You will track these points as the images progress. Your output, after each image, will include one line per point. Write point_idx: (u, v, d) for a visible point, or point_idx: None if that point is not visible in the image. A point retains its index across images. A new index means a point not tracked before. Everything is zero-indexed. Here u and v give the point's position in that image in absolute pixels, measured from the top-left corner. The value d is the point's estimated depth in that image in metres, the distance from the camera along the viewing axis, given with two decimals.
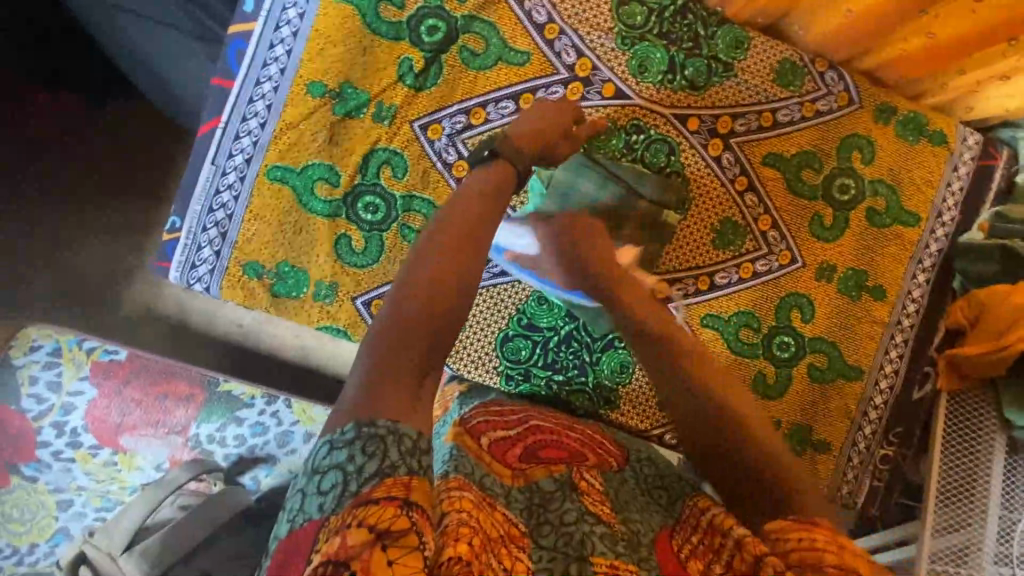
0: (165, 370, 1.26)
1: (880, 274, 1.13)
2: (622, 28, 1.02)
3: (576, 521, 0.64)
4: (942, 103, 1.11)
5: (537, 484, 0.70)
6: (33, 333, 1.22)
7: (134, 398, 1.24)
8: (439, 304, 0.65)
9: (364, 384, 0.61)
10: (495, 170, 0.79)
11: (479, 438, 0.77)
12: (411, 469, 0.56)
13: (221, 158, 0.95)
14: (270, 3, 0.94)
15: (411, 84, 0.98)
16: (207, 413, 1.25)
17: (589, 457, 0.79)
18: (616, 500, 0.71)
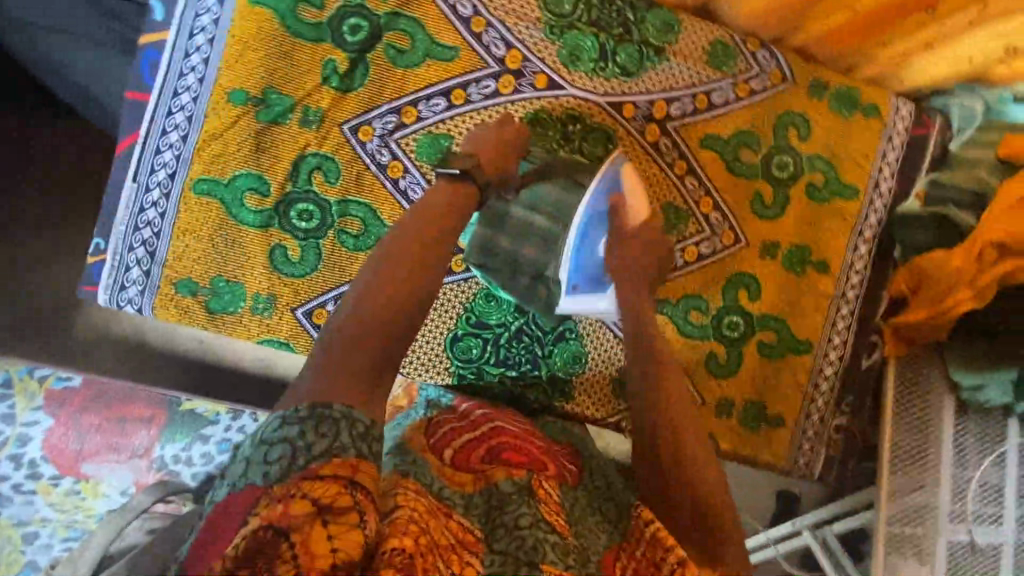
0: (121, 394, 1.24)
1: (822, 248, 1.15)
2: (549, 17, 1.00)
3: (529, 527, 0.62)
4: (874, 75, 1.13)
5: (496, 485, 0.69)
6: None
7: (91, 423, 1.20)
8: (400, 302, 0.67)
9: (320, 375, 0.60)
10: (458, 186, 0.80)
11: (442, 451, 0.76)
12: (361, 453, 0.55)
13: (143, 174, 0.92)
14: (182, 10, 0.90)
15: (336, 86, 0.96)
16: (170, 433, 1.23)
17: (550, 466, 0.76)
18: (571, 508, 0.72)
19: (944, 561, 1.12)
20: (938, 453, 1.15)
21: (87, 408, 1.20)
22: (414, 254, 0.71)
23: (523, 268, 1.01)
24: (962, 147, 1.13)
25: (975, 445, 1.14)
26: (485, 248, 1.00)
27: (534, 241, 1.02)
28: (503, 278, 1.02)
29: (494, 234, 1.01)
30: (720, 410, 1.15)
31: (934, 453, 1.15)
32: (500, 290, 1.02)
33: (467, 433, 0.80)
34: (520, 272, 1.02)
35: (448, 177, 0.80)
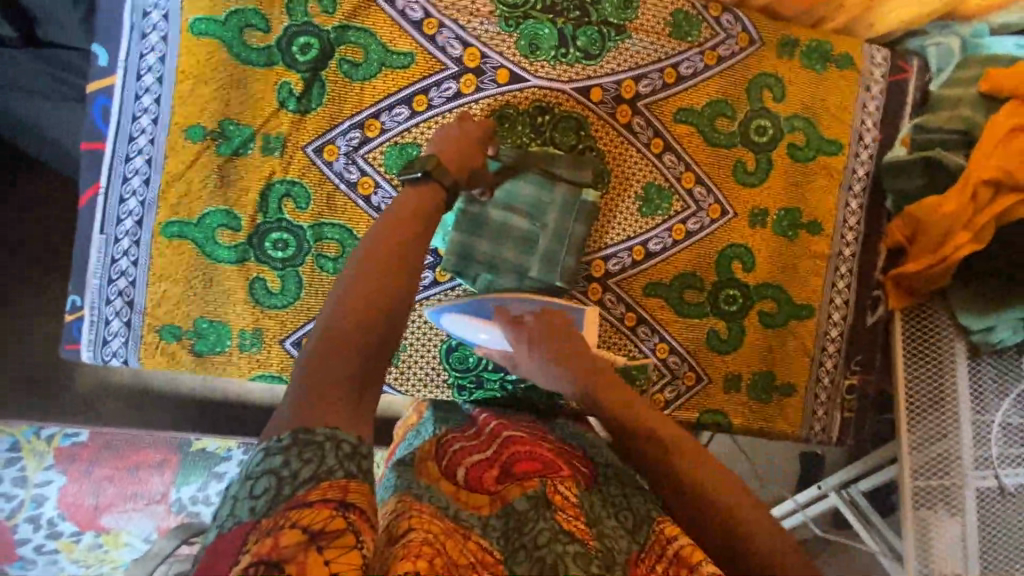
0: (129, 442, 1.23)
1: (813, 209, 1.12)
2: (502, 9, 0.97)
3: (548, 543, 0.60)
4: (844, 25, 1.10)
5: (513, 505, 0.66)
6: None
7: (105, 475, 1.20)
8: (371, 311, 0.63)
9: (302, 397, 0.57)
10: (423, 193, 0.77)
11: (455, 473, 0.75)
12: (350, 472, 0.52)
13: (109, 225, 0.90)
14: (128, 53, 0.88)
15: (293, 109, 0.93)
16: (184, 475, 1.23)
17: (565, 468, 0.75)
18: (590, 509, 0.68)
19: (973, 509, 1.10)
20: (955, 400, 1.13)
21: (99, 462, 1.21)
22: (383, 261, 0.67)
23: (504, 267, 1.00)
24: (943, 88, 1.10)
25: (992, 387, 1.12)
26: (465, 252, 0.98)
27: (515, 241, 1.00)
28: (487, 283, 1.00)
29: (472, 238, 0.98)
30: (728, 386, 1.12)
31: (951, 401, 1.13)
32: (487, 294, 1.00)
33: (479, 452, 0.79)
34: (503, 273, 1.00)
35: (410, 182, 0.78)
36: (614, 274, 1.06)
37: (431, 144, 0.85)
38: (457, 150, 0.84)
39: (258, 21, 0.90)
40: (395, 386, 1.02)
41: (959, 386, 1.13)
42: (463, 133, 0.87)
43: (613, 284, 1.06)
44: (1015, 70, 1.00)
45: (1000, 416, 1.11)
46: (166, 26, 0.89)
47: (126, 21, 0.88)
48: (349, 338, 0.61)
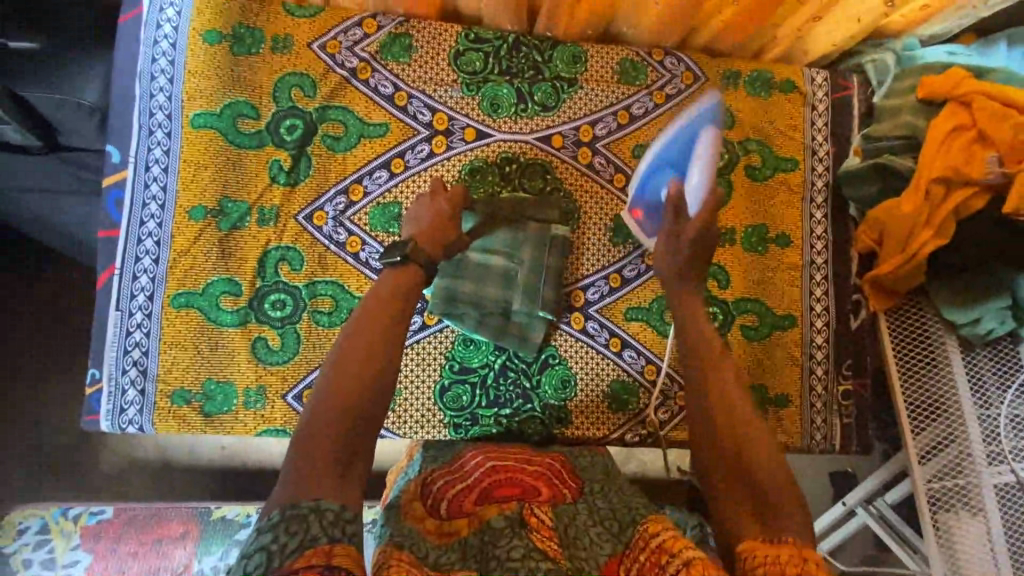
0: (151, 516, 1.28)
1: (779, 223, 1.17)
2: (464, 77, 1.09)
3: (520, 557, 0.69)
4: (781, 54, 1.19)
5: (488, 523, 0.76)
6: (18, 516, 1.24)
7: (130, 550, 1.24)
8: (356, 392, 0.70)
9: (292, 476, 0.64)
10: (402, 274, 0.83)
11: (439, 507, 0.85)
12: (333, 537, 0.59)
13: (124, 301, 0.99)
14: (137, 150, 1.01)
15: (284, 182, 1.03)
16: (205, 545, 1.26)
17: (543, 490, 0.86)
18: (565, 533, 0.76)
19: (996, 508, 1.07)
20: (957, 397, 1.12)
21: (123, 538, 1.25)
22: (369, 345, 0.74)
23: (486, 304, 1.05)
24: (885, 99, 1.15)
25: (993, 380, 1.11)
26: (450, 295, 1.04)
27: (495, 279, 1.07)
28: (473, 322, 1.05)
29: (455, 279, 1.04)
30: None
31: (952, 398, 1.12)
32: (473, 332, 1.06)
33: (463, 480, 0.89)
34: (487, 312, 1.06)
35: (390, 266, 0.85)
36: (593, 303, 1.11)
37: (410, 215, 0.95)
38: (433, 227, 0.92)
39: (250, 110, 1.03)
40: (395, 431, 1.06)
41: (958, 382, 1.12)
42: (438, 198, 0.96)
43: (594, 313, 1.11)
44: (946, 76, 1.06)
45: (1008, 409, 1.09)
46: (171, 123, 1.01)
47: (134, 123, 1.01)
48: (335, 419, 0.68)
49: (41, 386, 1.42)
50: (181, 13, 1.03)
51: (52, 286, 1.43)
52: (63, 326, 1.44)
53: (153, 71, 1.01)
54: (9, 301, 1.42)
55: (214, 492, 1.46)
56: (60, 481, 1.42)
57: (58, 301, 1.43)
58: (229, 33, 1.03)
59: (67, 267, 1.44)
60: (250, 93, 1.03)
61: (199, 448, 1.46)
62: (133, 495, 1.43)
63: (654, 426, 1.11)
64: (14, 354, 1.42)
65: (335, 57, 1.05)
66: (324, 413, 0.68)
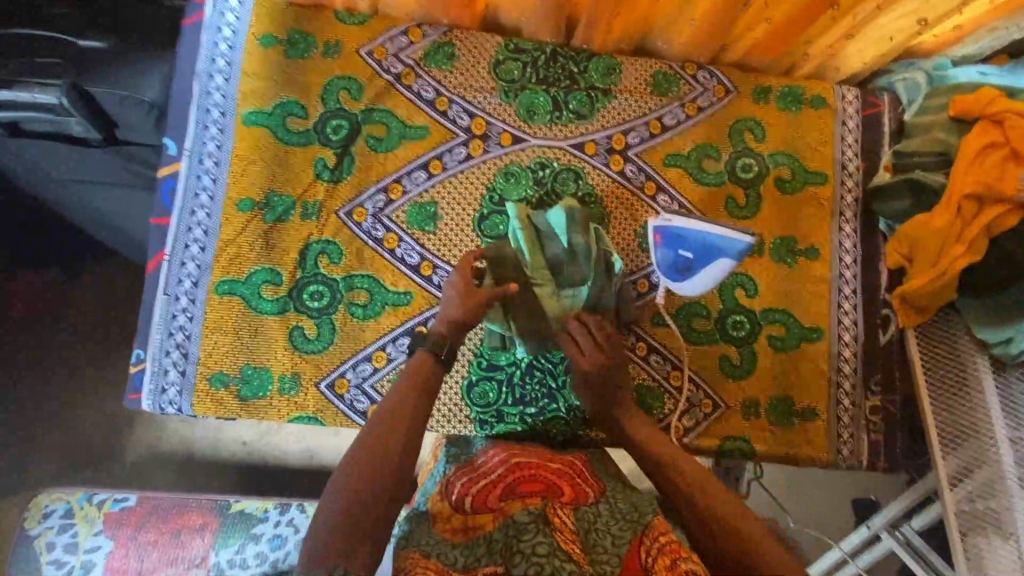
0: (175, 505, 1.31)
1: (807, 235, 1.18)
2: (503, 84, 1.13)
3: (547, 554, 0.73)
4: (812, 71, 1.22)
5: (513, 518, 0.79)
6: (46, 499, 1.28)
7: (150, 540, 1.26)
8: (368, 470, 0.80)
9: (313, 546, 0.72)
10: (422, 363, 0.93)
11: (464, 502, 0.87)
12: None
13: (171, 286, 1.03)
14: (192, 143, 1.06)
15: (328, 178, 1.08)
16: (224, 538, 1.28)
17: (566, 490, 0.88)
18: (586, 539, 0.79)
19: None
20: (987, 418, 1.10)
21: (144, 527, 1.28)
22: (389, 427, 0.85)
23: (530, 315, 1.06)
24: (917, 116, 1.17)
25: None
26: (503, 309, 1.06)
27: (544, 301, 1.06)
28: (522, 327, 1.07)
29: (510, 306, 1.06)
30: (747, 412, 1.13)
31: (982, 418, 1.11)
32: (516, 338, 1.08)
33: (487, 474, 0.90)
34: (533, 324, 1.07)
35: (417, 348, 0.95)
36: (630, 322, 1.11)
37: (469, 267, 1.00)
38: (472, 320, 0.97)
39: (299, 109, 1.08)
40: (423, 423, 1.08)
41: (988, 402, 1.11)
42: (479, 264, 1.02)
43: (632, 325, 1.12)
44: (976, 96, 1.07)
45: None
46: (224, 119, 1.07)
47: (191, 118, 1.07)
48: (355, 496, 0.77)
49: (78, 370, 1.48)
50: (240, 17, 1.09)
51: (100, 273, 1.50)
52: (105, 314, 1.49)
53: (211, 70, 1.07)
54: (59, 287, 1.49)
55: (236, 483, 1.49)
56: (90, 465, 1.47)
57: (104, 289, 1.50)
58: (283, 38, 1.09)
59: (114, 257, 1.50)
60: (300, 94, 1.08)
61: (223, 441, 1.49)
62: (156, 487, 1.47)
63: (679, 432, 1.11)
64: (58, 338, 1.48)
65: (381, 63, 1.11)
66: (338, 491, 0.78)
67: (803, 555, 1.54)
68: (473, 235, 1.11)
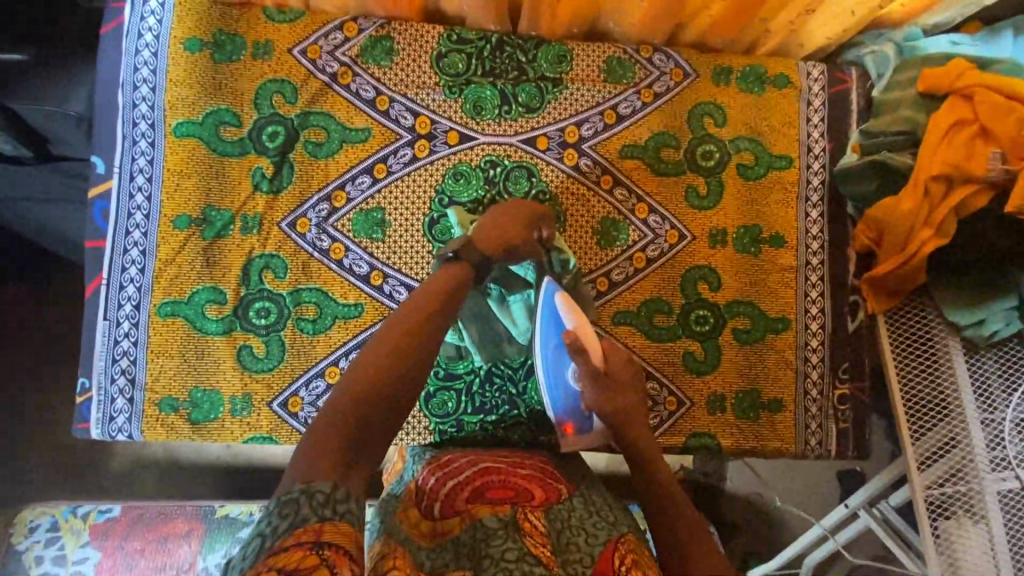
0: (159, 513, 1.26)
1: (773, 223, 1.14)
2: (446, 79, 1.07)
3: (516, 560, 0.71)
4: (775, 48, 1.15)
5: (482, 521, 0.77)
6: (30, 514, 1.23)
7: (138, 549, 1.21)
8: (389, 371, 0.74)
9: (300, 460, 0.67)
10: (453, 271, 0.85)
11: (432, 508, 0.82)
12: (323, 517, 0.61)
13: (112, 311, 1.00)
14: (122, 159, 1.01)
15: (267, 189, 1.03)
16: (210, 543, 1.23)
17: (537, 493, 0.84)
18: (558, 541, 0.76)
19: (998, 515, 1.04)
20: (959, 400, 1.08)
21: (131, 536, 1.22)
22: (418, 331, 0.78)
23: (488, 323, 1.03)
24: (885, 92, 1.11)
25: (999, 383, 1.08)
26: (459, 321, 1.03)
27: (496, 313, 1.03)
28: (480, 337, 1.03)
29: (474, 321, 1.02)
30: (712, 407, 1.11)
31: (954, 400, 1.09)
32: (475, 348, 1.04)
33: (455, 474, 0.87)
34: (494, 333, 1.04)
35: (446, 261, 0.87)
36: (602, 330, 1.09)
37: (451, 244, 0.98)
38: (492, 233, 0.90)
39: (231, 117, 1.03)
40: None
41: (961, 385, 1.09)
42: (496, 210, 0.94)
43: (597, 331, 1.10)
44: (947, 68, 1.02)
45: (1013, 412, 1.06)
46: (153, 133, 1.02)
47: (118, 132, 1.01)
48: (353, 412, 0.70)
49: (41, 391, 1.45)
50: (162, 21, 1.02)
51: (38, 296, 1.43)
52: (58, 333, 1.44)
53: (135, 80, 1.01)
54: (4, 310, 1.43)
55: (218, 489, 1.45)
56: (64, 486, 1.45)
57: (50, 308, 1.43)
58: (210, 41, 1.03)
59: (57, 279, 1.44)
60: (231, 100, 1.03)
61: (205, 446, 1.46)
62: (141, 491, 1.44)
63: None
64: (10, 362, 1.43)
65: (316, 62, 1.04)
66: (352, 392, 0.71)
67: (784, 535, 1.54)
68: (424, 239, 1.06)
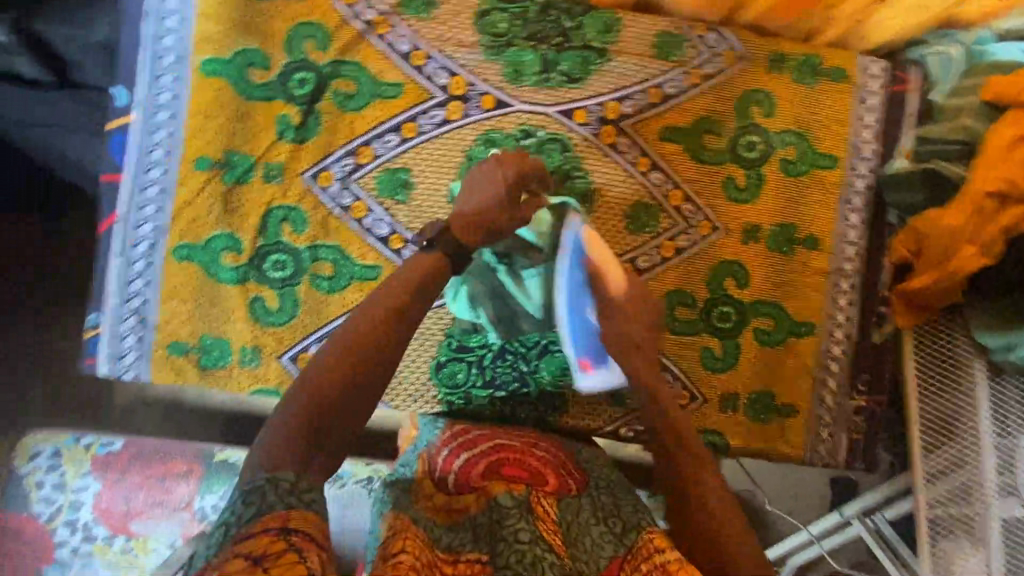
0: (158, 451, 1.24)
1: (810, 224, 1.09)
2: (486, 39, 1.02)
3: (529, 539, 0.70)
4: (836, 38, 1.08)
5: (497, 501, 0.76)
6: (31, 441, 1.23)
7: (136, 483, 1.22)
8: (360, 356, 0.72)
9: (263, 452, 0.62)
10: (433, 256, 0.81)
11: (445, 479, 0.84)
12: (290, 504, 0.57)
13: (126, 249, 0.98)
14: (144, 93, 0.97)
15: (292, 138, 1.00)
16: (207, 485, 1.22)
17: (550, 479, 0.85)
18: (569, 527, 0.76)
19: (998, 541, 1.01)
20: (974, 425, 1.05)
21: (130, 470, 1.22)
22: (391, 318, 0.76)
23: (503, 299, 1.00)
24: (947, 97, 1.05)
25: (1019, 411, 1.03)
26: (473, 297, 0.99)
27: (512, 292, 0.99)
28: (497, 315, 1.00)
29: (488, 297, 0.99)
30: (724, 405, 1.09)
31: (969, 424, 1.05)
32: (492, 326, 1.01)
33: (471, 449, 0.89)
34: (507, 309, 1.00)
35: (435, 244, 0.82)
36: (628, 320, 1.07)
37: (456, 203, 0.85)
38: (490, 202, 0.83)
39: (260, 60, 0.98)
40: (387, 401, 1.06)
41: (978, 410, 1.05)
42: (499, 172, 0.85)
43: None
44: (1017, 76, 0.95)
45: None
46: (179, 68, 0.98)
47: (142, 64, 0.97)
48: (320, 399, 0.68)
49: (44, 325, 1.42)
50: None
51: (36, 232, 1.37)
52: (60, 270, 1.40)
53: (163, 11, 0.97)
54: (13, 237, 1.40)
55: (221, 434, 1.41)
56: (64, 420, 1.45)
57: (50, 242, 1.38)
58: None
59: (66, 215, 1.39)
60: (262, 42, 0.98)
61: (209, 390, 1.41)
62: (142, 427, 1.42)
63: None
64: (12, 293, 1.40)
65: (351, 9, 0.99)
66: (319, 377, 0.69)
67: (775, 534, 1.55)
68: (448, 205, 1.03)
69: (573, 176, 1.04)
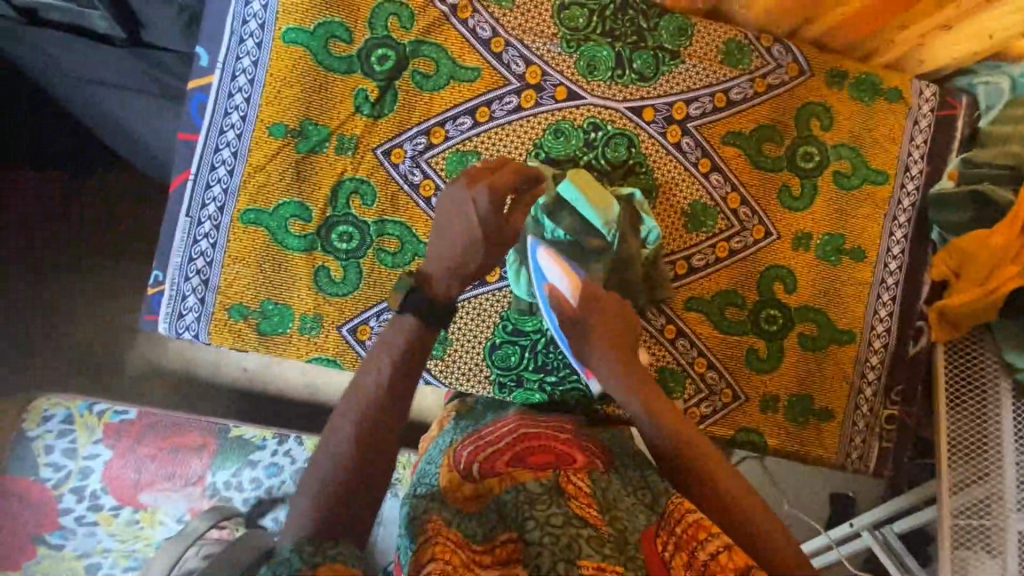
0: (172, 422, 1.19)
1: (857, 235, 1.13)
2: (565, 32, 1.04)
3: (562, 524, 0.62)
4: (893, 60, 1.13)
5: (524, 484, 0.68)
6: (44, 403, 1.16)
7: (148, 453, 1.16)
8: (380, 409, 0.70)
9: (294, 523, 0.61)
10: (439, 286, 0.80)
11: (470, 468, 0.75)
12: (313, 563, 0.54)
13: (195, 209, 0.98)
14: (226, 56, 0.98)
15: (367, 113, 1.01)
16: (222, 459, 1.18)
17: (579, 458, 0.77)
18: (603, 497, 0.68)
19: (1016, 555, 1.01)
20: (997, 442, 1.04)
21: (143, 440, 1.17)
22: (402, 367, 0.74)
23: None
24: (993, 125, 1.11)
25: None
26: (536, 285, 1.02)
27: None
28: None
29: None
30: (765, 406, 1.12)
31: (993, 441, 1.04)
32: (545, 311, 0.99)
33: (495, 442, 0.80)
34: None
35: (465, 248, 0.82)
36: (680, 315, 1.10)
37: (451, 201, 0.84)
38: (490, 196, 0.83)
39: (343, 32, 0.99)
40: (440, 378, 1.07)
41: (1002, 429, 1.04)
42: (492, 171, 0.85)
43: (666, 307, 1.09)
44: None
45: None
46: (262, 34, 0.98)
47: (226, 26, 0.98)
48: (344, 460, 0.66)
49: None
50: None
51: (57, 186, 1.30)
52: (71, 251, 1.30)
53: None
54: None
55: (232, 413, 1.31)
56: None
57: (78, 206, 1.30)
58: None
59: None
60: (346, 14, 0.99)
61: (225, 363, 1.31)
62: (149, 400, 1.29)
63: (696, 417, 1.11)
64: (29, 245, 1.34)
65: None
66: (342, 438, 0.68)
67: None
68: None
69: (636, 171, 1.07)
